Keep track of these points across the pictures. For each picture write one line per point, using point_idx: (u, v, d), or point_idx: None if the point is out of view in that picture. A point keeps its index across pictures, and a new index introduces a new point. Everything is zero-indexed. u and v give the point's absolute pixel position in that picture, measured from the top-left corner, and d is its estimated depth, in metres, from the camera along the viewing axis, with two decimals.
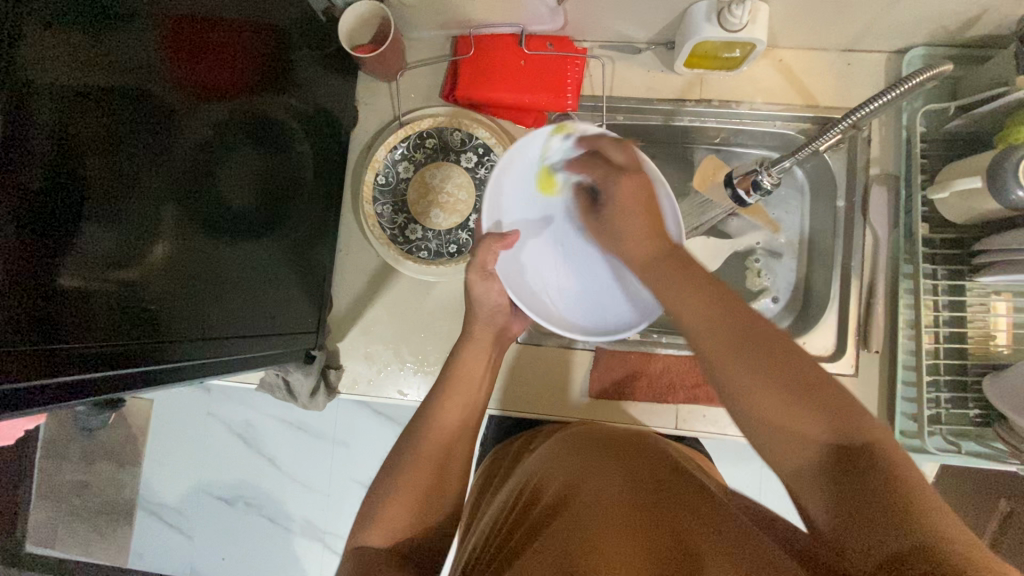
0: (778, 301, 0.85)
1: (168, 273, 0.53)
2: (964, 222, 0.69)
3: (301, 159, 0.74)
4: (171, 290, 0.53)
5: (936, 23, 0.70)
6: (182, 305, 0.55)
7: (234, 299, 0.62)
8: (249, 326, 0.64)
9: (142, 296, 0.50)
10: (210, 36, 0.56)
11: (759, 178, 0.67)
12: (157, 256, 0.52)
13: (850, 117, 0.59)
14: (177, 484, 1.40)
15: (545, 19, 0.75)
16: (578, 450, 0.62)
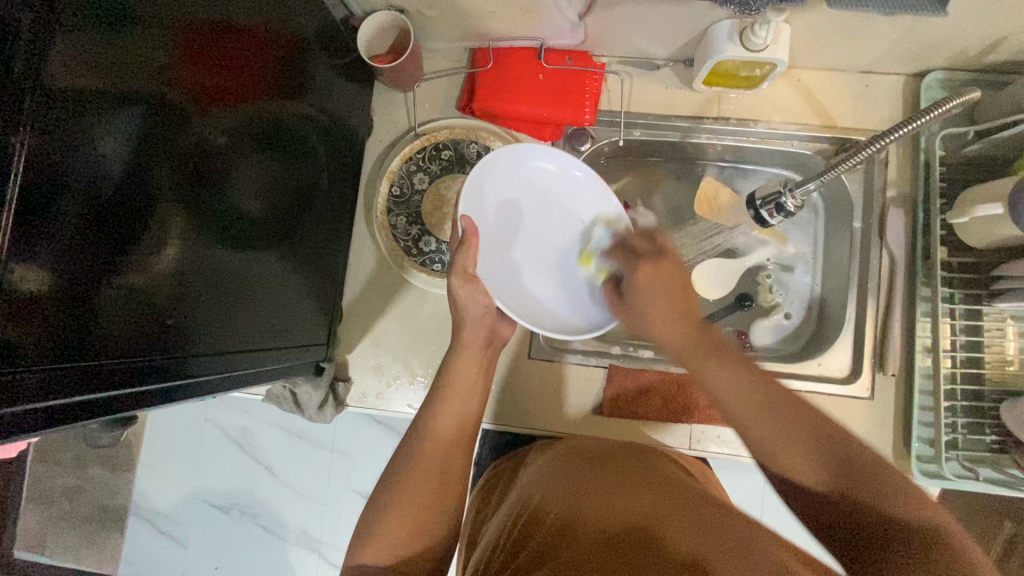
0: (792, 318, 0.84)
1: (180, 284, 0.51)
2: (985, 247, 0.68)
3: (314, 168, 0.73)
4: (182, 303, 0.52)
5: (956, 48, 0.70)
6: (193, 317, 0.53)
7: (246, 311, 0.61)
8: (258, 337, 0.62)
9: (158, 308, 0.49)
10: (228, 43, 0.55)
11: (783, 201, 0.67)
12: (175, 267, 0.51)
13: (879, 142, 0.58)
14: (172, 491, 1.38)
15: (565, 34, 0.75)
16: (591, 467, 0.62)
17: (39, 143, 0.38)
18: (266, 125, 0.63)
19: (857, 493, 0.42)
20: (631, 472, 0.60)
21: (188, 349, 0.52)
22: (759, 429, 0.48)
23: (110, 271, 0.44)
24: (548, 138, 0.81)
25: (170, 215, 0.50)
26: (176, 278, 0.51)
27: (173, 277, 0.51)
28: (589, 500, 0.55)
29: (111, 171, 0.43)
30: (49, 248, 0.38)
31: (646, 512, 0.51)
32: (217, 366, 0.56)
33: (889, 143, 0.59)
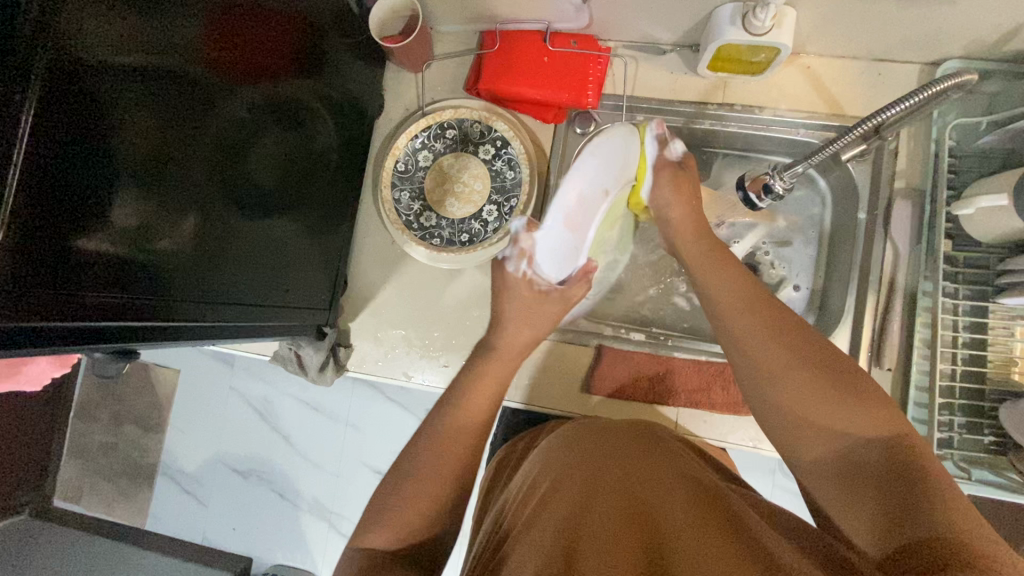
0: (801, 289, 0.84)
1: (186, 240, 0.55)
2: (990, 240, 0.66)
3: (324, 142, 0.77)
4: (186, 258, 0.56)
5: (972, 34, 0.68)
6: (195, 272, 0.57)
7: (249, 271, 0.65)
8: (259, 297, 0.67)
9: (164, 260, 0.53)
10: (246, 22, 0.59)
11: (771, 185, 0.66)
12: (188, 227, 0.55)
13: (874, 118, 0.61)
14: (196, 453, 1.46)
15: (570, 16, 0.76)
16: (583, 442, 0.60)
17: (58, 100, 0.42)
18: (280, 97, 0.67)
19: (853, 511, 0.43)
20: (633, 455, 0.57)
21: (187, 301, 0.56)
22: (797, 388, 0.49)
23: (121, 224, 0.48)
24: (551, 120, 0.82)
25: (180, 175, 0.54)
26: (182, 234, 0.55)
27: (179, 233, 0.55)
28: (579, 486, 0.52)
29: (129, 132, 0.47)
30: (62, 194, 0.43)
31: (641, 510, 0.49)
32: (216, 320, 0.60)
33: (883, 121, 0.62)
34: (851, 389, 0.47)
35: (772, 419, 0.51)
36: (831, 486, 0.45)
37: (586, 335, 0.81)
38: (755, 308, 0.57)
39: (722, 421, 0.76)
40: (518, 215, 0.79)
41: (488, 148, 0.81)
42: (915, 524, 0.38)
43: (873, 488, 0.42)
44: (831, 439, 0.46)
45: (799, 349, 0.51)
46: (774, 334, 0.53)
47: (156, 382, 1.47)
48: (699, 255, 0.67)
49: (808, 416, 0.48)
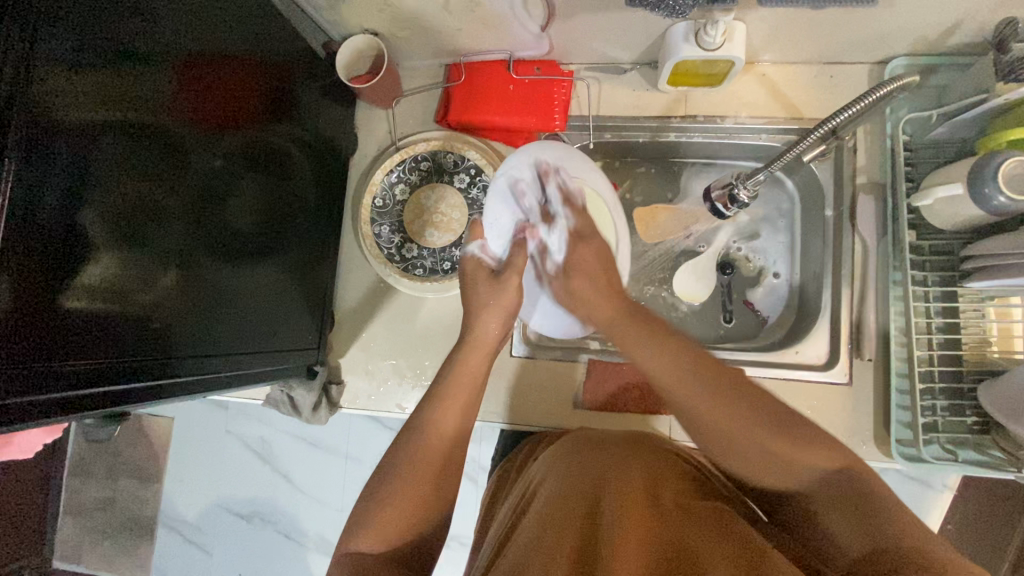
0: (780, 275, 0.85)
1: (173, 294, 0.56)
2: (951, 227, 0.68)
3: (301, 183, 0.78)
4: (174, 311, 0.56)
5: (914, 33, 0.71)
6: (183, 323, 0.58)
7: (236, 317, 0.65)
8: (246, 342, 0.67)
9: (151, 315, 0.54)
10: (216, 73, 0.60)
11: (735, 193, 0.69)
12: (172, 279, 0.56)
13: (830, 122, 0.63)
14: (196, 500, 1.44)
15: (530, 44, 0.78)
16: (575, 456, 0.60)
17: (36, 167, 0.43)
18: (255, 143, 0.68)
19: (826, 531, 0.46)
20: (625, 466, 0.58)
21: (178, 354, 0.57)
22: (765, 441, 0.48)
23: (104, 282, 0.49)
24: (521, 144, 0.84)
25: (163, 230, 0.55)
26: (170, 288, 0.56)
27: (166, 286, 0.55)
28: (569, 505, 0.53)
29: (107, 191, 0.48)
30: (41, 257, 0.43)
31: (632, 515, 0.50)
32: (206, 368, 0.60)
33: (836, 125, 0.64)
34: (793, 432, 0.49)
35: (733, 457, 0.51)
36: (835, 515, 0.45)
37: (574, 351, 0.82)
38: (702, 374, 0.53)
39: None
40: None
41: (463, 176, 0.82)
42: (890, 538, 0.41)
43: (847, 504, 0.45)
44: (794, 471, 0.48)
45: (742, 406, 0.50)
46: (721, 394, 0.51)
47: (151, 431, 1.45)
48: (618, 331, 0.63)
49: (770, 453, 0.48)
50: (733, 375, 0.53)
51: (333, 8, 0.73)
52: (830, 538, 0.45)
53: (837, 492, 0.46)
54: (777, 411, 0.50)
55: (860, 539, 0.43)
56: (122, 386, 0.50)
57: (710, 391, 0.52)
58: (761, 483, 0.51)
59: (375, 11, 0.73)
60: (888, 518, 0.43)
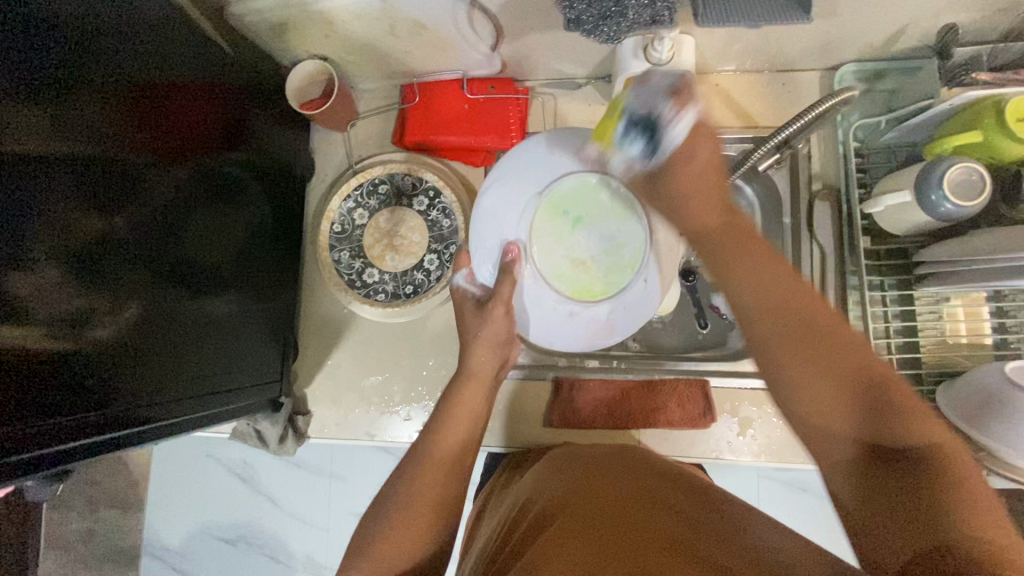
0: None
1: (126, 339, 0.55)
2: (903, 232, 0.69)
3: (257, 214, 0.77)
4: (126, 358, 0.55)
5: (861, 40, 0.71)
6: (134, 359, 0.56)
7: (190, 351, 0.64)
8: (201, 376, 0.65)
9: (99, 352, 0.52)
10: (168, 103, 0.60)
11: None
12: (124, 314, 0.55)
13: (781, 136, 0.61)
14: (179, 527, 1.42)
15: (483, 63, 0.77)
16: (563, 473, 0.61)
17: None
18: (210, 172, 0.67)
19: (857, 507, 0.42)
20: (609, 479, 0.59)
21: (130, 401, 0.55)
22: (820, 387, 0.44)
23: (42, 321, 0.47)
24: (479, 163, 0.84)
25: (111, 275, 0.53)
26: (121, 335, 0.54)
27: (118, 332, 0.54)
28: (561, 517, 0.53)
29: (50, 227, 0.47)
30: None
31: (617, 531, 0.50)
32: (159, 405, 0.58)
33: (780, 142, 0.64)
34: (878, 398, 0.43)
35: (776, 369, 0.47)
36: (862, 491, 0.42)
37: (542, 369, 0.82)
38: (792, 307, 0.47)
39: (683, 437, 0.77)
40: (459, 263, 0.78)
41: (422, 199, 0.81)
42: (935, 528, 0.37)
43: (888, 496, 0.40)
44: (831, 437, 0.44)
45: (816, 355, 0.45)
46: (789, 341, 0.46)
47: (128, 460, 1.43)
48: (715, 246, 0.52)
49: (810, 398, 0.45)
50: (806, 288, 0.48)
51: (278, 36, 0.72)
52: (886, 551, 0.40)
53: (909, 466, 0.40)
54: (837, 349, 0.45)
55: (908, 520, 0.39)
56: (65, 429, 0.48)
57: (801, 336, 0.46)
58: (796, 422, 0.47)
59: (322, 37, 0.72)
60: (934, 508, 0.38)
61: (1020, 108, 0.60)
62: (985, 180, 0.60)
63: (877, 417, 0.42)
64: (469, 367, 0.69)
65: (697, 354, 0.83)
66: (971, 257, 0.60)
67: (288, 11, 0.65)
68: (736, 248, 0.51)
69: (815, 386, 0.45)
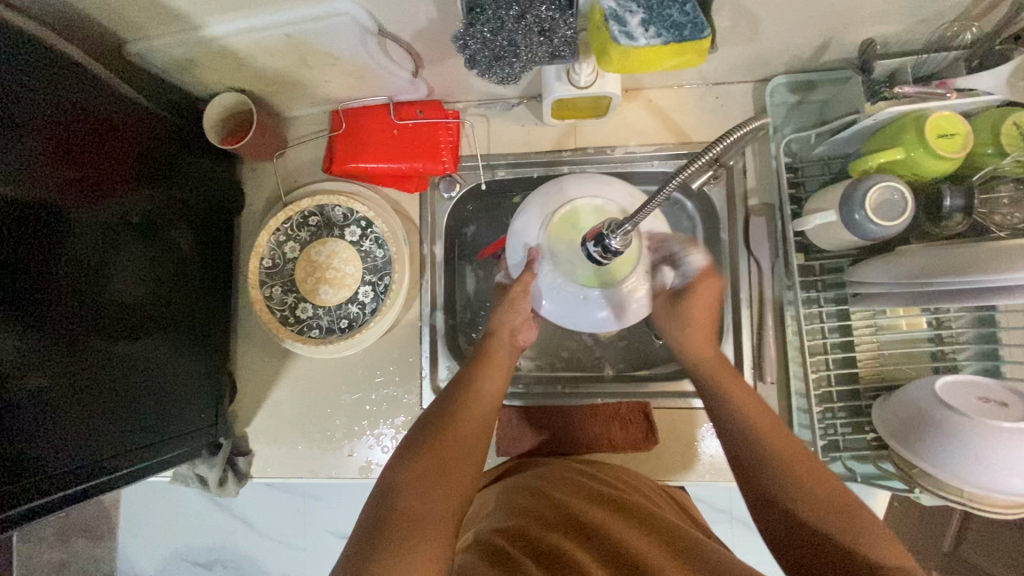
0: None
1: (37, 396, 0.54)
2: (836, 248, 0.68)
3: (187, 253, 0.75)
4: (39, 413, 0.54)
5: (788, 53, 0.70)
6: (49, 402, 0.55)
7: (118, 394, 0.62)
8: (128, 420, 0.64)
9: (11, 393, 0.51)
10: (86, 144, 0.60)
11: (608, 240, 0.59)
12: (37, 358, 0.54)
13: (714, 147, 0.49)
14: (153, 553, 1.33)
15: (408, 89, 0.75)
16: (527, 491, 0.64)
17: None
18: (138, 211, 0.67)
19: (815, 514, 0.51)
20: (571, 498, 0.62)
21: (36, 457, 0.54)
22: (772, 448, 0.57)
23: None
24: (413, 189, 0.81)
25: (18, 330, 0.52)
26: (34, 390, 0.53)
27: (29, 390, 0.53)
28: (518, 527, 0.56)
29: None
30: None
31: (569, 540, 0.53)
32: (73, 448, 0.57)
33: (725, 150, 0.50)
34: (848, 515, 0.51)
35: (749, 449, 0.58)
36: (822, 563, 0.48)
37: None
38: (762, 417, 0.61)
39: (629, 459, 0.76)
40: (393, 293, 0.77)
41: (353, 229, 0.80)
42: (855, 558, 0.47)
43: (844, 565, 0.47)
44: (813, 497, 0.53)
45: (795, 458, 0.56)
46: (767, 437, 0.59)
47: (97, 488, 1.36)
48: (727, 387, 0.65)
49: (797, 495, 0.53)
50: (797, 450, 0.57)
51: (188, 72, 0.69)
52: (802, 558, 0.50)
53: (835, 541, 0.49)
54: (808, 475, 0.54)
55: (857, 572, 0.46)
56: None
57: (762, 427, 0.60)
58: (755, 476, 0.56)
59: (235, 71, 0.69)
60: (880, 569, 0.45)
61: (938, 126, 0.59)
62: (907, 200, 0.60)
63: (819, 501, 0.52)
64: (478, 391, 0.69)
65: (642, 373, 0.83)
66: (892, 280, 0.60)
67: (190, 49, 0.63)
68: (718, 395, 0.65)
69: (755, 444, 0.58)
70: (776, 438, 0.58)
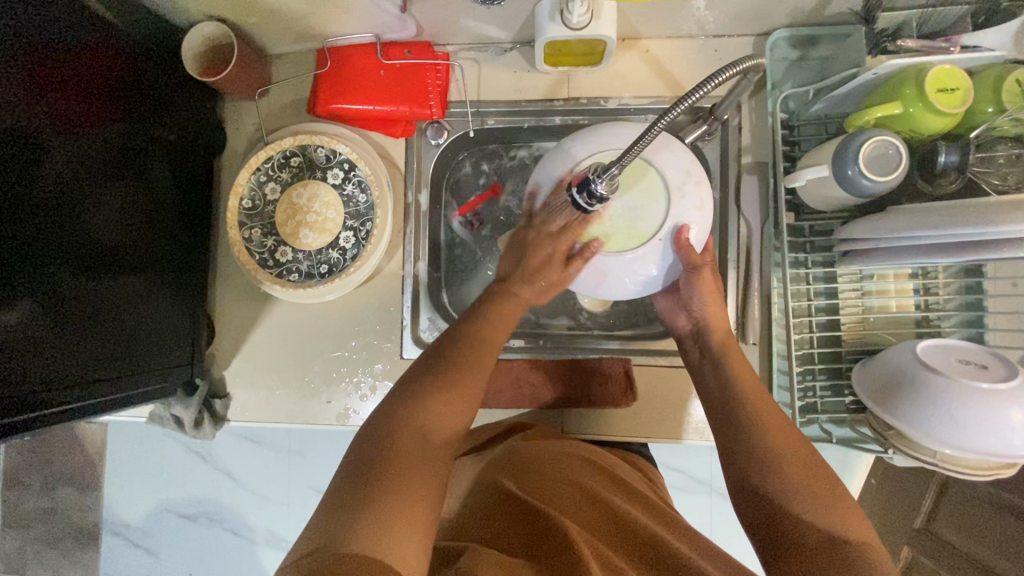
0: None
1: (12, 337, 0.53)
2: (828, 208, 0.67)
3: (164, 192, 0.73)
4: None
5: (790, 4, 0.67)
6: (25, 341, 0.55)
7: (94, 332, 0.62)
8: (103, 358, 0.63)
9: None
10: (59, 74, 0.58)
11: (593, 186, 0.57)
12: (18, 298, 0.54)
13: (704, 85, 0.45)
14: (139, 503, 1.29)
15: (395, 26, 0.72)
16: (496, 469, 0.65)
17: None
18: (113, 146, 0.65)
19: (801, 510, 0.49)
20: (545, 474, 0.63)
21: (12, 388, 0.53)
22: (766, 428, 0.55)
23: None
24: (398, 134, 0.79)
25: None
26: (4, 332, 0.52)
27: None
28: (500, 523, 0.57)
29: None
30: None
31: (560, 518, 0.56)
32: (46, 383, 0.57)
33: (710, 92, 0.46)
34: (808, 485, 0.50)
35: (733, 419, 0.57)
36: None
37: None
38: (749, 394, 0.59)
39: (607, 415, 0.76)
40: (374, 238, 0.75)
41: (336, 172, 0.78)
42: None
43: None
44: (793, 457, 0.52)
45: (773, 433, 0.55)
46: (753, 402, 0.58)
47: (83, 438, 1.28)
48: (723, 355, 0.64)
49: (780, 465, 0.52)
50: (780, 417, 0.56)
51: None
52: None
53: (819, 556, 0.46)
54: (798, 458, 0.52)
55: None
56: None
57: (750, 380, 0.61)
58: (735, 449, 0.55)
59: None
60: None
61: (938, 80, 0.57)
62: (902, 154, 0.58)
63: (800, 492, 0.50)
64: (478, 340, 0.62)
65: (626, 332, 0.82)
66: (878, 237, 0.60)
67: None
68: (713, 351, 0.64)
69: (727, 378, 0.61)
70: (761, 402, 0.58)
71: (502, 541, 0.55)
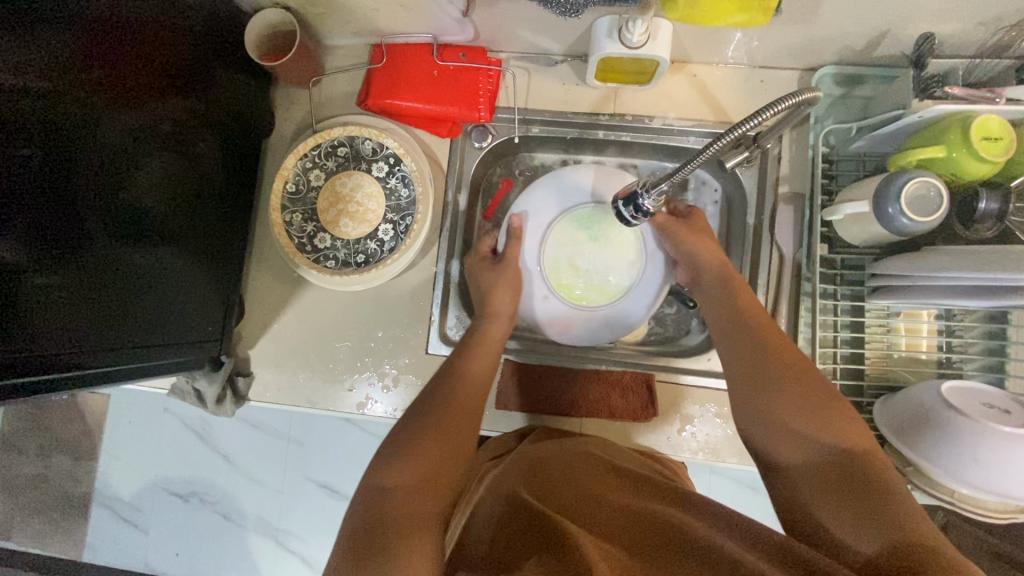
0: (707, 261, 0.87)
1: (63, 293, 0.55)
2: (863, 243, 0.69)
3: (212, 165, 0.74)
4: (39, 298, 0.52)
5: (842, 43, 0.69)
6: (74, 299, 0.56)
7: (138, 296, 0.63)
8: (144, 323, 0.64)
9: (40, 288, 0.52)
10: (126, 42, 0.60)
11: (640, 201, 0.59)
12: (71, 257, 0.55)
13: (762, 113, 0.49)
14: (133, 477, 1.27)
15: (454, 29, 0.74)
16: (514, 477, 0.63)
17: None
18: (168, 117, 0.66)
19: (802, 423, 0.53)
20: (561, 482, 0.61)
21: (58, 342, 0.55)
22: (737, 372, 0.60)
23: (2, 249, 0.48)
24: (445, 134, 0.81)
25: (48, 220, 0.53)
26: (56, 285, 0.54)
27: (40, 279, 0.52)
28: (509, 518, 0.55)
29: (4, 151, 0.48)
30: None
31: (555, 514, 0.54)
32: (89, 341, 0.58)
33: (763, 122, 0.49)
34: (807, 402, 0.54)
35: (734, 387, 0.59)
36: (831, 499, 0.48)
37: None
38: (747, 342, 0.62)
39: (625, 428, 0.77)
40: (413, 232, 0.77)
41: (381, 165, 0.79)
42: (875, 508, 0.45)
43: (852, 495, 0.47)
44: (800, 382, 0.56)
45: (780, 363, 0.58)
46: (749, 352, 0.61)
47: (84, 407, 1.27)
48: (720, 321, 0.66)
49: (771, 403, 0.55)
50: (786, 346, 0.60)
51: None
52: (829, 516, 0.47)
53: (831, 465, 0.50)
54: (805, 382, 0.56)
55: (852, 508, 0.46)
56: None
57: (753, 377, 0.59)
58: (745, 411, 0.57)
59: None
60: (890, 503, 0.45)
61: (986, 128, 0.58)
62: (943, 196, 0.60)
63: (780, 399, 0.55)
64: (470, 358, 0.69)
65: (648, 347, 0.83)
66: (916, 274, 0.61)
67: None
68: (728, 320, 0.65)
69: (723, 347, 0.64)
70: (752, 349, 0.60)
71: (512, 542, 0.51)
